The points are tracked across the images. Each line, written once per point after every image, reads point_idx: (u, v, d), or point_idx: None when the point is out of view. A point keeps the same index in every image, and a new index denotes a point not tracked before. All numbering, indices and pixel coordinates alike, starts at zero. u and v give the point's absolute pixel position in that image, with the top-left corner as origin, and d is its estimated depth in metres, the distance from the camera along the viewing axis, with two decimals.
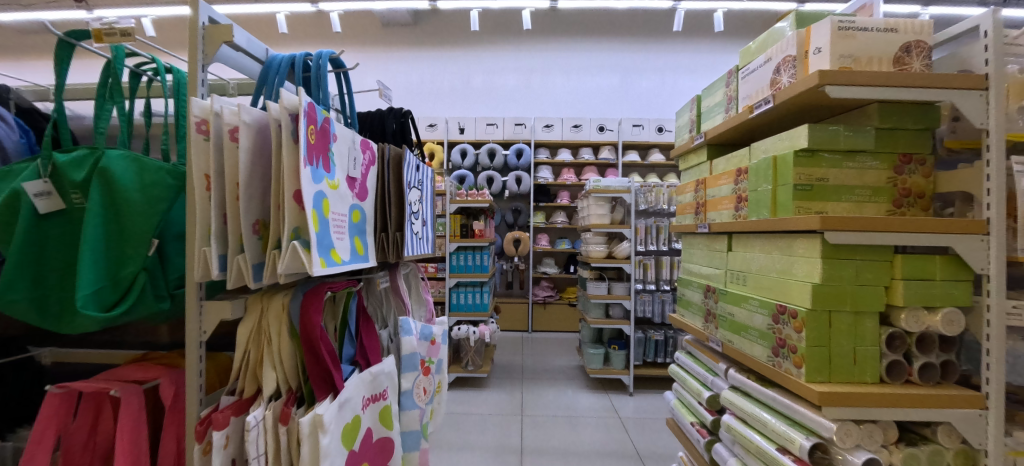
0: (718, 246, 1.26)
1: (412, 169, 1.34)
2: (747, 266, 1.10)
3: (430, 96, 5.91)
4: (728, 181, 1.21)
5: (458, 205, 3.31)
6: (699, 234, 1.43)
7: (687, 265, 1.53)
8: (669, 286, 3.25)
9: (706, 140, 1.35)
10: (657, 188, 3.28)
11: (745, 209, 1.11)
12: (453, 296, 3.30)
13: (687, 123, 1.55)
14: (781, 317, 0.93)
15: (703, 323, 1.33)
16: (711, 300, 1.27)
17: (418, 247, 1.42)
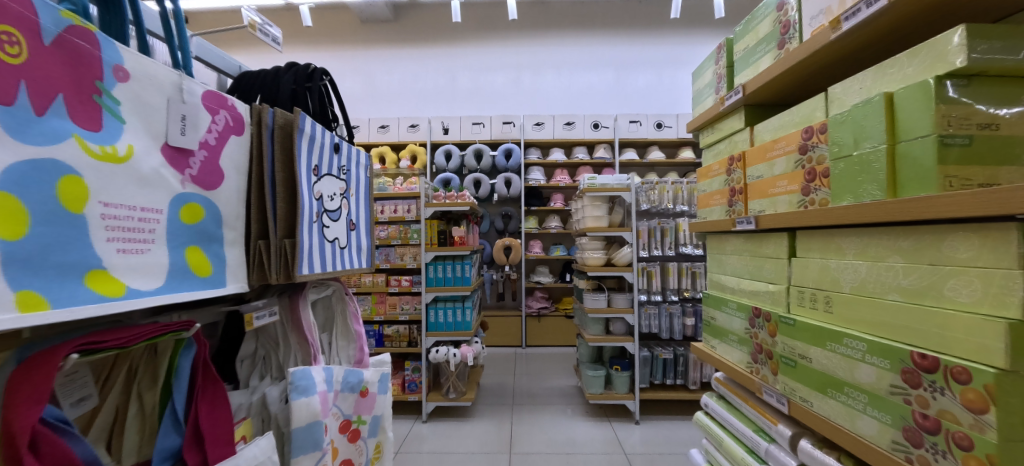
0: (773, 252, 0.92)
1: (324, 149, 0.93)
2: (837, 286, 0.77)
3: (413, 95, 5.52)
4: (789, 152, 0.85)
5: (435, 209, 2.88)
6: (735, 234, 1.07)
7: (716, 276, 1.17)
8: (677, 296, 2.84)
9: (745, 97, 0.98)
10: (659, 184, 2.90)
11: (825, 190, 0.76)
12: (429, 314, 2.82)
13: (710, 83, 1.16)
14: (930, 382, 0.59)
15: (748, 363, 0.98)
16: (764, 333, 0.93)
17: (343, 260, 1.01)
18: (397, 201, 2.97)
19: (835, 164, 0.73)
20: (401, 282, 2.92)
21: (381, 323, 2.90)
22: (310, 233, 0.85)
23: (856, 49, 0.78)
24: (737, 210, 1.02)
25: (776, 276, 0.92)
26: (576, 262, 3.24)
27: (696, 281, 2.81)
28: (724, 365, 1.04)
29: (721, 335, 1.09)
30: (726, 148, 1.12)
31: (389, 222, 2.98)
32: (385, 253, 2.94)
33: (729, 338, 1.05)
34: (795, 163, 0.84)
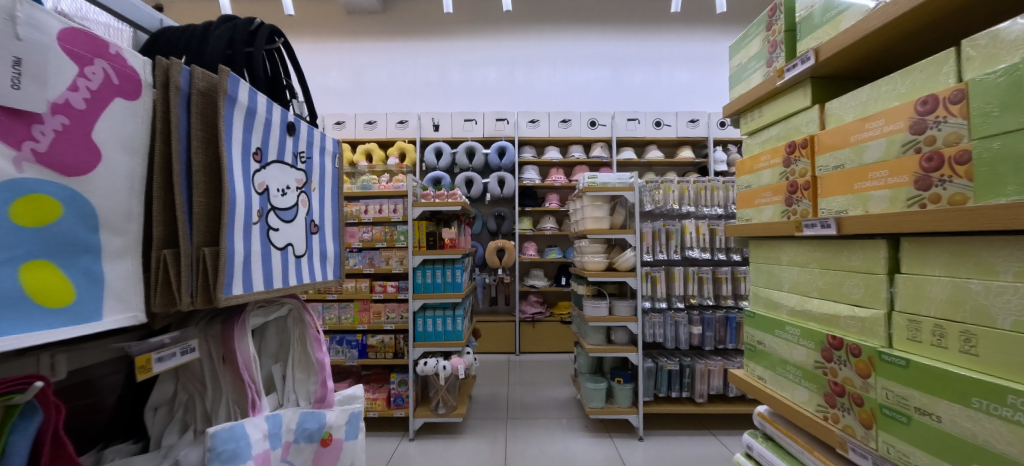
0: (861, 264, 0.73)
1: (273, 128, 0.71)
2: (973, 316, 0.57)
3: (402, 90, 5.27)
4: (894, 133, 0.66)
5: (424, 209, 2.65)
6: (797, 240, 0.88)
7: (765, 292, 0.98)
8: (683, 303, 2.65)
9: (813, 67, 0.80)
10: (663, 183, 2.70)
11: (961, 180, 0.58)
12: (417, 323, 2.60)
13: (759, 52, 0.98)
14: None
15: (818, 407, 0.79)
16: (846, 370, 0.73)
17: (298, 273, 0.78)
18: (382, 200, 2.73)
19: (986, 144, 0.55)
20: (386, 288, 2.68)
21: (364, 333, 2.64)
22: (246, 239, 0.63)
23: (956, 13, 0.64)
24: (802, 210, 0.83)
25: (864, 297, 0.73)
26: (575, 266, 3.04)
27: (703, 287, 2.63)
28: (784, 406, 0.86)
29: (777, 366, 0.90)
30: (774, 136, 0.95)
31: (373, 222, 2.74)
32: (369, 256, 2.70)
33: (788, 371, 0.87)
34: (902, 148, 0.65)
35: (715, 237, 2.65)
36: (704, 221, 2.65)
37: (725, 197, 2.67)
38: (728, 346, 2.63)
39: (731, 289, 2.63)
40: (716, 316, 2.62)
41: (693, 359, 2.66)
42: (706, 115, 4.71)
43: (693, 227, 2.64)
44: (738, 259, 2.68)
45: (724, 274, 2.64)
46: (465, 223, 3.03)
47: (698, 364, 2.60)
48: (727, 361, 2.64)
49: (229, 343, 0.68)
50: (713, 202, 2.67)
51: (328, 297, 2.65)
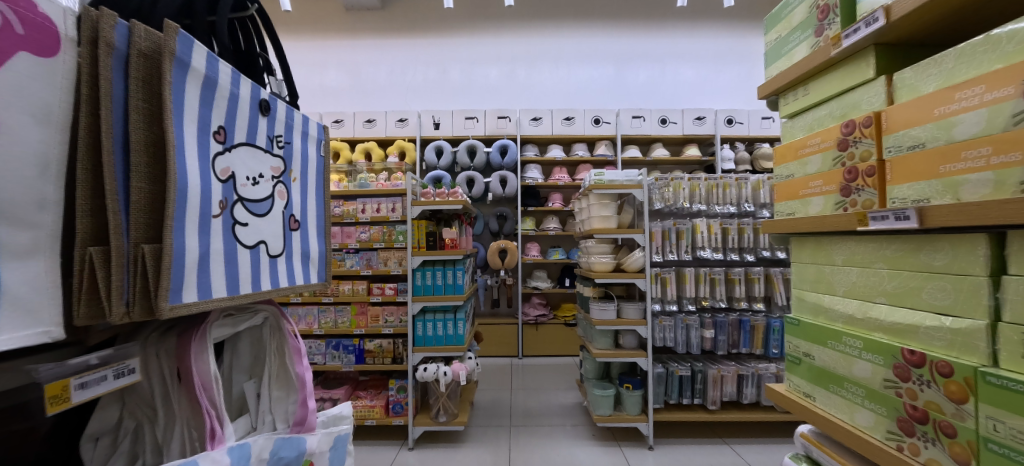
0: (952, 265, 0.62)
1: (241, 106, 0.60)
2: None
3: (402, 88, 5.17)
4: (997, 103, 0.55)
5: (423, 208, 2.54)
6: (860, 236, 0.77)
7: (813, 297, 0.88)
8: (695, 306, 2.53)
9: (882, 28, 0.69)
10: (673, 180, 2.58)
11: None
12: (416, 327, 2.48)
13: (805, 21, 0.88)
14: None
15: (887, 434, 0.70)
16: (926, 391, 0.63)
17: (273, 276, 0.67)
18: (380, 198, 2.61)
19: None
20: (384, 291, 2.55)
21: (362, 337, 2.53)
22: (205, 234, 0.52)
23: None
24: (863, 202, 0.74)
25: (955, 305, 0.62)
26: (580, 267, 2.93)
27: (715, 289, 2.52)
28: (842, 430, 0.76)
29: (831, 383, 0.80)
30: (828, 116, 0.85)
31: (371, 222, 2.62)
32: (367, 257, 2.56)
33: (847, 390, 0.77)
34: (1010, 119, 0.54)
35: (727, 236, 2.54)
36: (716, 219, 2.54)
37: (737, 195, 2.56)
38: (741, 350, 2.51)
39: (744, 291, 2.52)
40: (728, 319, 2.50)
41: (705, 364, 2.53)
42: (713, 112, 4.60)
43: (705, 226, 2.53)
44: (752, 260, 2.56)
45: (736, 275, 2.52)
46: (466, 223, 2.93)
47: (710, 369, 2.48)
48: (741, 366, 2.51)
49: (186, 359, 0.58)
50: (725, 200, 2.56)
51: (324, 300, 2.54)
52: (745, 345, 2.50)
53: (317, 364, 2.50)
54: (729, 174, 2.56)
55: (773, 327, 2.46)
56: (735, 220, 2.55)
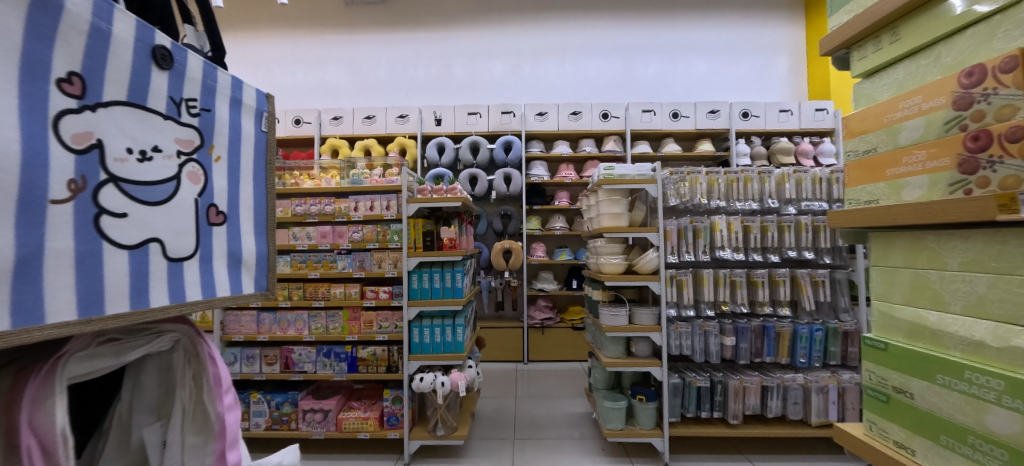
0: None
1: (115, 49, 0.43)
2: None
3: (404, 84, 5.02)
4: None
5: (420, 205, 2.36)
6: (1010, 237, 0.56)
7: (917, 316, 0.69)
8: (714, 311, 2.32)
9: None
10: (689, 173, 2.37)
11: None
12: (412, 333, 2.32)
13: None
14: None
15: None
16: None
17: (176, 288, 0.49)
18: (374, 195, 2.43)
19: None
20: (379, 295, 2.37)
21: (354, 344, 2.36)
22: (28, 229, 0.35)
23: None
24: (1003, 179, 0.55)
25: None
26: (589, 269, 2.74)
27: (736, 293, 2.31)
28: None
29: (943, 434, 0.62)
30: (933, 70, 0.67)
31: (364, 221, 2.44)
32: (359, 259, 2.39)
33: (970, 446, 0.59)
34: None
35: (748, 235, 2.33)
36: (736, 217, 2.33)
37: (760, 189, 2.35)
38: (765, 360, 2.29)
39: (768, 294, 2.30)
40: (751, 325, 2.28)
41: (725, 374, 2.32)
42: (728, 105, 4.36)
43: (724, 224, 2.32)
44: (777, 261, 2.35)
45: (759, 277, 2.30)
46: (467, 222, 2.76)
47: (731, 380, 2.27)
48: (765, 377, 2.30)
49: None
50: (746, 195, 2.34)
51: (314, 304, 2.38)
52: (770, 354, 2.28)
53: (307, 373, 2.34)
54: (750, 167, 2.34)
55: (801, 334, 2.25)
56: (758, 217, 2.34)
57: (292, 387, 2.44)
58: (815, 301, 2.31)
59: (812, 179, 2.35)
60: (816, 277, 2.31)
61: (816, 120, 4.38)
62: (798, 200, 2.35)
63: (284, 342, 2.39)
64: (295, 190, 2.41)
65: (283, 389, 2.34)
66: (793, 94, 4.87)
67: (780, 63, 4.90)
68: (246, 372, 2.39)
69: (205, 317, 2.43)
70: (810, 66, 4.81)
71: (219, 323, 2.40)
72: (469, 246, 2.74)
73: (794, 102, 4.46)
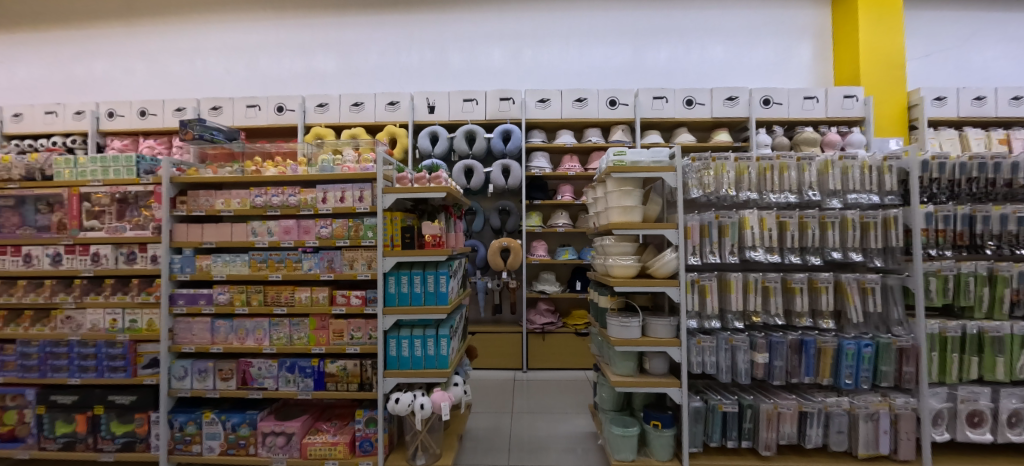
0: None
1: None
2: None
3: (396, 70, 4.68)
4: None
5: (397, 196, 2.02)
6: None
7: None
8: (744, 323, 1.96)
9: None
10: (714, 159, 2.00)
11: None
12: (389, 345, 1.99)
13: None
14: None
15: None
16: None
17: None
18: (346, 185, 2.07)
19: None
20: (350, 300, 2.03)
21: (322, 357, 2.04)
22: None
23: None
24: None
25: None
26: (595, 271, 2.39)
27: (769, 301, 1.96)
28: None
29: None
30: None
31: (334, 214, 2.10)
32: (328, 258, 2.05)
33: None
34: None
35: (783, 233, 1.98)
36: (771, 211, 1.97)
37: (798, 180, 1.99)
38: (803, 380, 1.94)
39: (807, 304, 1.95)
40: (786, 339, 1.93)
41: (756, 396, 1.97)
42: (748, 91, 3.98)
43: (755, 220, 1.96)
44: (818, 264, 1.99)
45: (796, 283, 1.95)
46: (456, 216, 2.43)
47: (763, 403, 1.92)
48: (803, 400, 1.95)
49: None
50: (781, 186, 1.98)
51: (276, 311, 2.05)
52: (809, 374, 1.93)
53: (267, 391, 2.02)
54: (788, 153, 1.98)
55: (847, 350, 1.90)
56: (796, 211, 1.98)
57: (251, 406, 2.12)
58: (863, 311, 1.96)
59: (860, 167, 1.99)
60: (865, 283, 1.96)
61: (844, 107, 3.99)
62: (844, 192, 1.99)
63: (242, 353, 2.07)
64: (254, 179, 2.08)
65: (240, 409, 2.02)
66: (818, 81, 4.47)
67: (804, 48, 4.50)
68: (198, 388, 2.07)
69: (152, 325, 2.11)
70: (838, 50, 4.40)
71: (168, 332, 2.08)
72: (457, 243, 2.40)
73: (821, 89, 4.07)
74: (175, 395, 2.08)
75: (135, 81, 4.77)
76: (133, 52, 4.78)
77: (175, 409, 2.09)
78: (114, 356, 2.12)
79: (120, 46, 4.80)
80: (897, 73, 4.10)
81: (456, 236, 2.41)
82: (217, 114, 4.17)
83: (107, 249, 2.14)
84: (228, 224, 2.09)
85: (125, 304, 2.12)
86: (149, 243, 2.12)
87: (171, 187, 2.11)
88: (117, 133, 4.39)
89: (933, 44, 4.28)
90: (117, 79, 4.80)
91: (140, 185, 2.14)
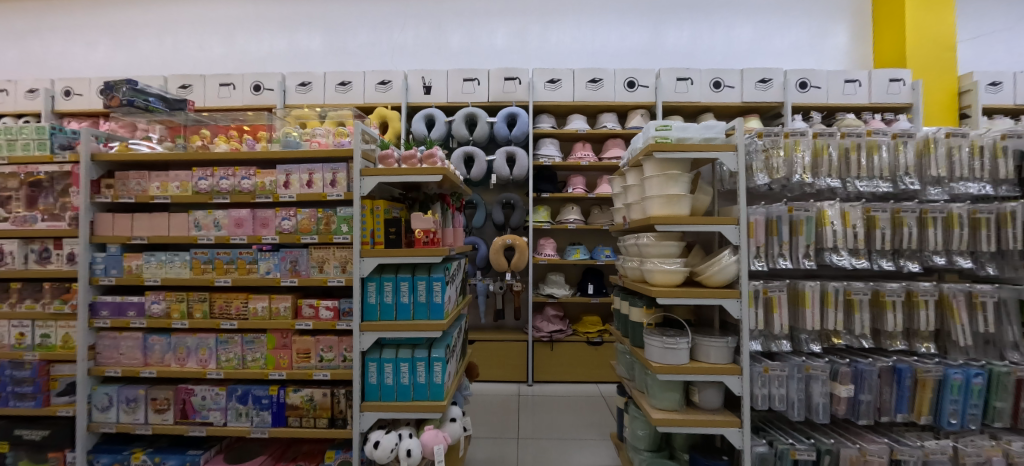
0: None
1: None
2: None
3: (387, 47, 4.21)
4: None
5: (380, 180, 1.58)
6: None
7: None
8: (821, 345, 1.54)
9: None
10: (787, 135, 1.56)
11: None
12: (368, 371, 1.56)
13: None
14: None
15: None
16: None
17: None
18: (314, 165, 1.62)
19: None
20: (319, 313, 1.59)
21: (283, 385, 1.60)
22: None
23: None
24: None
25: None
26: (625, 277, 1.96)
27: (853, 318, 1.54)
28: None
29: None
30: None
31: (299, 203, 1.65)
32: (291, 258, 1.60)
33: None
34: None
35: (870, 231, 1.56)
36: (856, 204, 1.54)
37: (891, 165, 1.56)
38: (895, 419, 1.53)
39: (901, 322, 1.53)
40: (876, 367, 1.51)
41: (836, 439, 1.54)
42: (782, 73, 3.54)
43: (838, 214, 1.53)
44: (914, 272, 1.57)
45: (890, 296, 1.52)
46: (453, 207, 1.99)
47: (848, 449, 1.48)
48: (897, 446, 1.51)
49: None
50: (869, 171, 1.56)
51: (224, 326, 1.61)
52: (902, 410, 1.52)
53: (212, 427, 1.59)
54: (881, 129, 1.54)
55: (954, 381, 1.48)
56: (888, 203, 1.55)
57: (194, 444, 1.68)
58: (970, 332, 1.55)
59: (970, 149, 1.56)
60: (975, 297, 1.54)
61: (890, 92, 3.56)
62: (949, 181, 1.57)
63: (181, 378, 1.63)
64: (198, 156, 1.63)
65: (177, 450, 1.58)
66: (856, 65, 4.04)
67: (841, 27, 4.06)
68: (125, 423, 1.64)
69: (68, 341, 1.66)
70: (879, 29, 3.97)
71: (88, 350, 1.64)
72: (454, 240, 1.96)
73: (862, 71, 3.64)
74: (96, 430, 1.64)
75: (99, 58, 4.29)
76: (96, 26, 4.30)
77: (98, 447, 1.65)
78: (21, 379, 1.68)
79: (82, 19, 4.31)
80: (948, 55, 3.68)
81: (454, 232, 1.97)
82: (186, 93, 3.70)
83: (12, 245, 1.69)
84: (166, 214, 1.64)
85: (35, 316, 1.68)
86: (66, 238, 1.67)
87: (93, 167, 1.67)
88: (74, 114, 3.92)
89: (984, 25, 3.86)
90: (78, 56, 4.32)
91: (55, 163, 1.69)
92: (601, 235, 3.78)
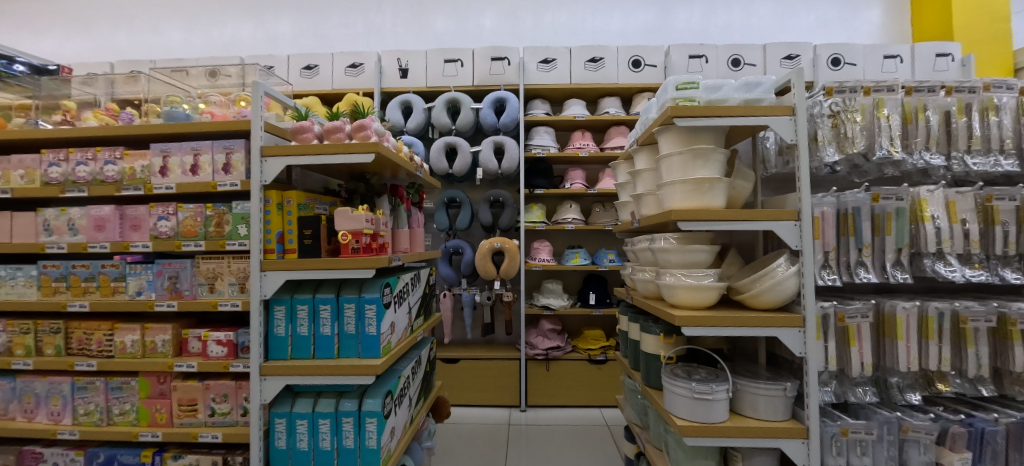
0: None
1: None
2: None
3: (361, 27, 3.68)
4: None
5: (289, 162, 1.12)
6: None
7: None
8: (917, 394, 1.08)
9: None
10: (868, 91, 1.11)
11: None
12: (274, 431, 1.10)
13: None
14: None
15: None
16: None
17: None
18: (202, 143, 1.17)
19: None
20: (207, 350, 1.14)
21: (160, 449, 1.15)
22: None
23: None
24: None
25: None
26: (636, 293, 1.49)
27: (965, 355, 1.06)
28: None
29: None
30: None
31: (186, 197, 1.21)
32: (170, 273, 1.16)
33: None
34: None
35: (987, 230, 1.08)
36: (967, 191, 1.07)
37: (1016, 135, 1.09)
38: None
39: None
40: (1004, 425, 1.03)
41: None
42: (811, 48, 3.08)
43: (941, 205, 1.07)
44: None
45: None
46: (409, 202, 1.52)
47: None
48: None
49: None
50: (985, 143, 1.09)
51: (80, 368, 1.17)
52: None
53: None
54: (1004, 81, 1.08)
55: None
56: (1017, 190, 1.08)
57: None
58: None
59: None
60: None
61: (936, 69, 3.07)
62: None
63: (27, 438, 1.19)
64: (48, 134, 1.20)
65: None
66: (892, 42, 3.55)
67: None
68: None
69: None
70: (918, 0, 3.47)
71: None
72: (411, 246, 1.50)
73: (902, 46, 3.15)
74: None
75: (48, 48, 3.91)
76: (45, 12, 3.92)
77: None
78: None
79: (30, 4, 3.92)
80: (1002, 27, 3.18)
81: (410, 235, 1.50)
82: None
83: None
84: (6, 214, 1.21)
85: None
86: None
87: None
88: None
89: None
90: (26, 45, 3.93)
91: None
92: (604, 237, 3.29)
